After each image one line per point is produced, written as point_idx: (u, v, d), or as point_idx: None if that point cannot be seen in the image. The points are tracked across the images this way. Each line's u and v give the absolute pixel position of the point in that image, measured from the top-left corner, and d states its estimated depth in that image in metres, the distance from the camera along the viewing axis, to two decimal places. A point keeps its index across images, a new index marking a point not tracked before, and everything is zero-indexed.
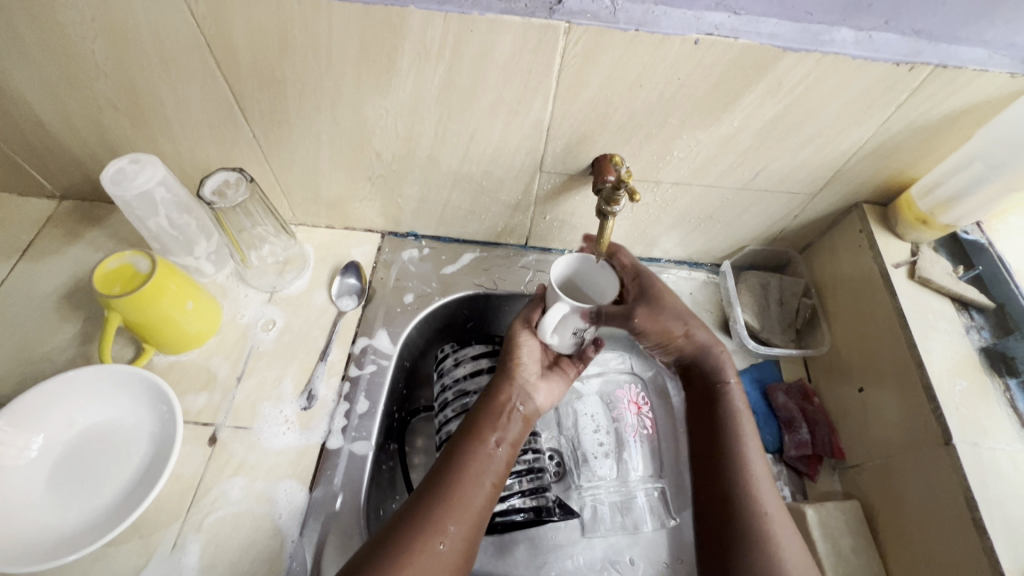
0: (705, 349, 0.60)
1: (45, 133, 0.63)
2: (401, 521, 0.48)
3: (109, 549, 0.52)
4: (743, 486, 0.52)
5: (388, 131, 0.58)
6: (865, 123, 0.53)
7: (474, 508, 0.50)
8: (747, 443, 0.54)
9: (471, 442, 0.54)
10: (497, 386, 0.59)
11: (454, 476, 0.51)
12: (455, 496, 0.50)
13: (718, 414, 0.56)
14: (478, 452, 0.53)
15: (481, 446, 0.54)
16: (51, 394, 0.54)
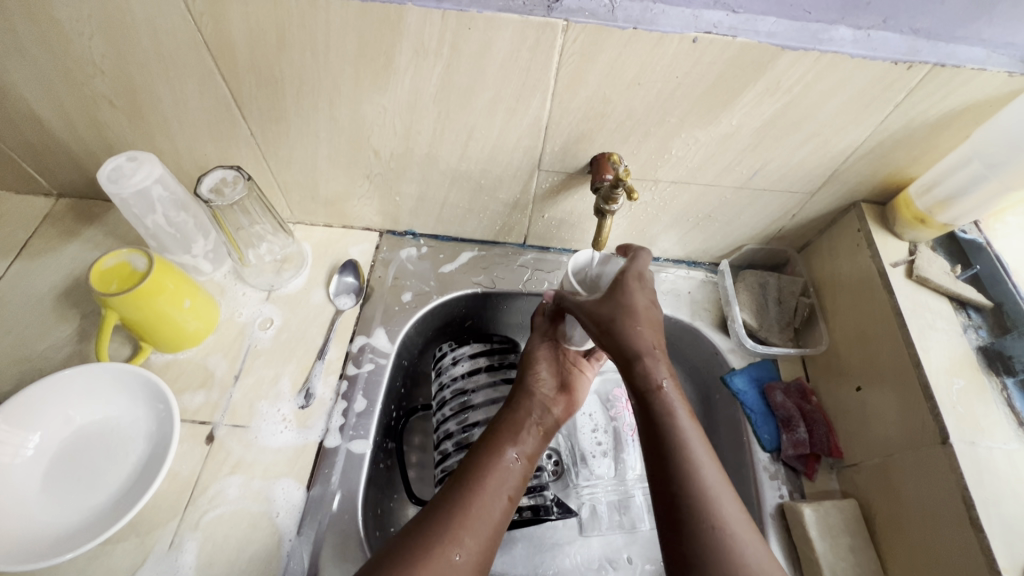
0: (638, 341, 0.51)
1: (41, 130, 0.62)
2: (419, 529, 0.47)
3: (106, 547, 0.52)
4: (695, 505, 0.45)
5: (386, 129, 0.58)
6: (863, 123, 0.53)
7: (487, 521, 0.49)
8: (694, 451, 0.48)
9: (486, 456, 0.54)
10: (518, 402, 0.61)
11: (475, 485, 0.51)
12: (465, 507, 0.49)
13: (657, 422, 0.50)
14: (497, 464, 0.54)
15: (499, 459, 0.54)
16: (48, 392, 0.54)
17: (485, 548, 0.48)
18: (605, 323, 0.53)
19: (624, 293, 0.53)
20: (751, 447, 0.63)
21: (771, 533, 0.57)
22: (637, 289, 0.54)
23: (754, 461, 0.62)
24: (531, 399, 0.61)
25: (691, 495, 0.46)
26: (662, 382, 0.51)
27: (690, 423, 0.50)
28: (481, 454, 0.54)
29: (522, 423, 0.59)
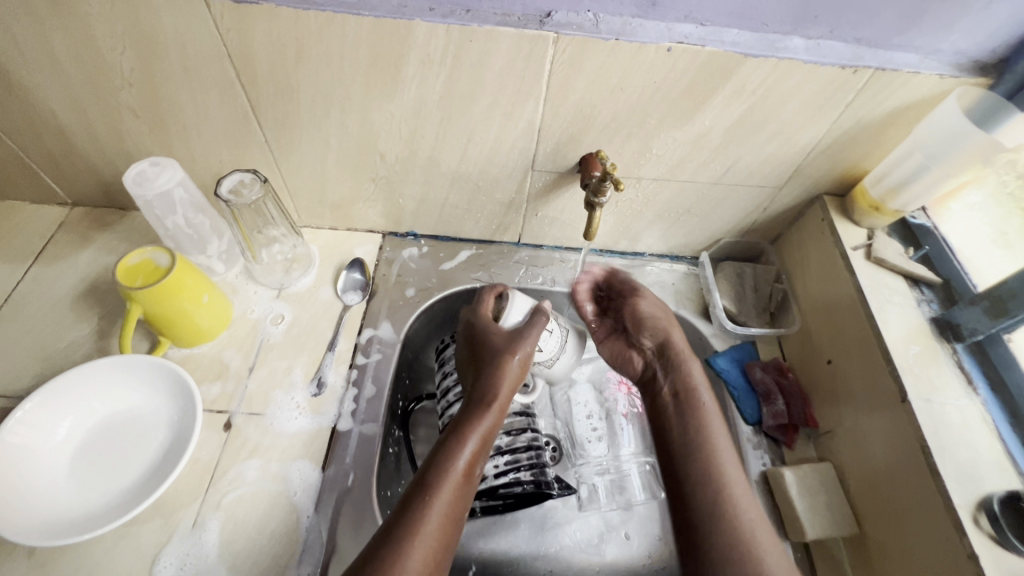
0: (676, 348, 0.62)
1: (63, 140, 0.66)
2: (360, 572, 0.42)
3: (131, 528, 0.54)
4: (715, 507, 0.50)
5: (392, 133, 0.63)
6: (820, 121, 0.60)
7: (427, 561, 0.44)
8: (721, 453, 0.54)
9: (436, 470, 0.49)
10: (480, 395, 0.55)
11: (425, 519, 0.46)
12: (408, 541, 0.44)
13: (686, 415, 0.58)
14: (444, 490, 0.48)
15: (449, 469, 0.49)
16: (64, 386, 0.56)
17: None
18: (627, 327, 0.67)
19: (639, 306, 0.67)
20: (734, 421, 0.68)
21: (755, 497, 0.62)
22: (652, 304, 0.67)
23: (737, 434, 0.67)
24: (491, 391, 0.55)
25: (718, 499, 0.51)
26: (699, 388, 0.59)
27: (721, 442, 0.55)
28: (432, 482, 0.48)
29: (478, 434, 0.52)
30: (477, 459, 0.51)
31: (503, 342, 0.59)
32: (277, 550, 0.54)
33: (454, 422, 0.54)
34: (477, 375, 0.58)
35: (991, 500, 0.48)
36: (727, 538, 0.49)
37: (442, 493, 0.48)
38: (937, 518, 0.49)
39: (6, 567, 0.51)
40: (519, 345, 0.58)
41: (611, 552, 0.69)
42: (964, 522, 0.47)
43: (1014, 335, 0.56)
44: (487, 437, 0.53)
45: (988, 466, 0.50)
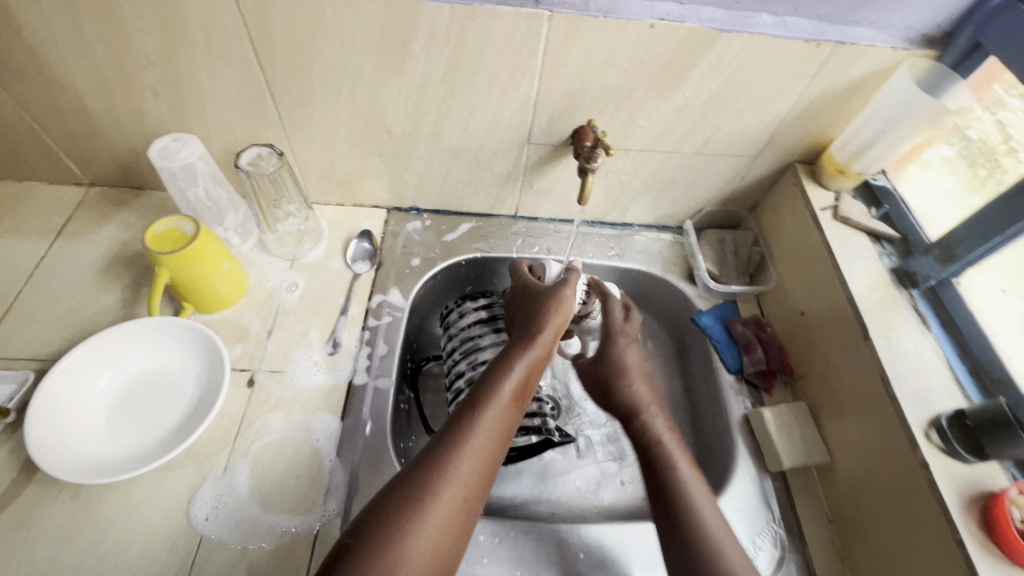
0: (635, 397, 0.65)
1: (86, 121, 0.70)
2: (415, 469, 0.50)
3: (167, 473, 0.59)
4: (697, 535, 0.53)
5: (398, 109, 0.68)
6: (788, 92, 0.66)
7: (469, 479, 0.50)
8: (690, 487, 0.56)
9: (483, 393, 0.55)
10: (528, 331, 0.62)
11: (473, 430, 0.52)
12: (453, 454, 0.51)
13: (654, 462, 0.59)
14: (495, 404, 0.55)
15: (496, 391, 0.55)
16: (101, 342, 0.61)
17: (462, 516, 0.49)
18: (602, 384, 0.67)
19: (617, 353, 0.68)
20: (718, 371, 0.74)
21: (737, 435, 0.68)
22: (630, 348, 0.69)
23: (721, 382, 0.73)
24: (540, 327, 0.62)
25: (694, 526, 0.53)
26: (665, 438, 0.61)
27: (688, 468, 0.58)
28: (481, 400, 0.54)
29: (525, 362, 0.59)
30: (523, 387, 0.58)
31: (545, 291, 0.66)
32: (304, 489, 0.59)
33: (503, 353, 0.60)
34: (524, 318, 0.65)
35: (940, 418, 0.54)
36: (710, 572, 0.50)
37: (489, 409, 0.54)
38: (895, 435, 0.56)
39: (53, 509, 0.56)
40: (558, 292, 0.65)
41: (608, 497, 0.75)
42: (917, 436, 0.54)
43: (962, 280, 0.62)
44: (534, 365, 0.60)
45: (938, 391, 0.57)
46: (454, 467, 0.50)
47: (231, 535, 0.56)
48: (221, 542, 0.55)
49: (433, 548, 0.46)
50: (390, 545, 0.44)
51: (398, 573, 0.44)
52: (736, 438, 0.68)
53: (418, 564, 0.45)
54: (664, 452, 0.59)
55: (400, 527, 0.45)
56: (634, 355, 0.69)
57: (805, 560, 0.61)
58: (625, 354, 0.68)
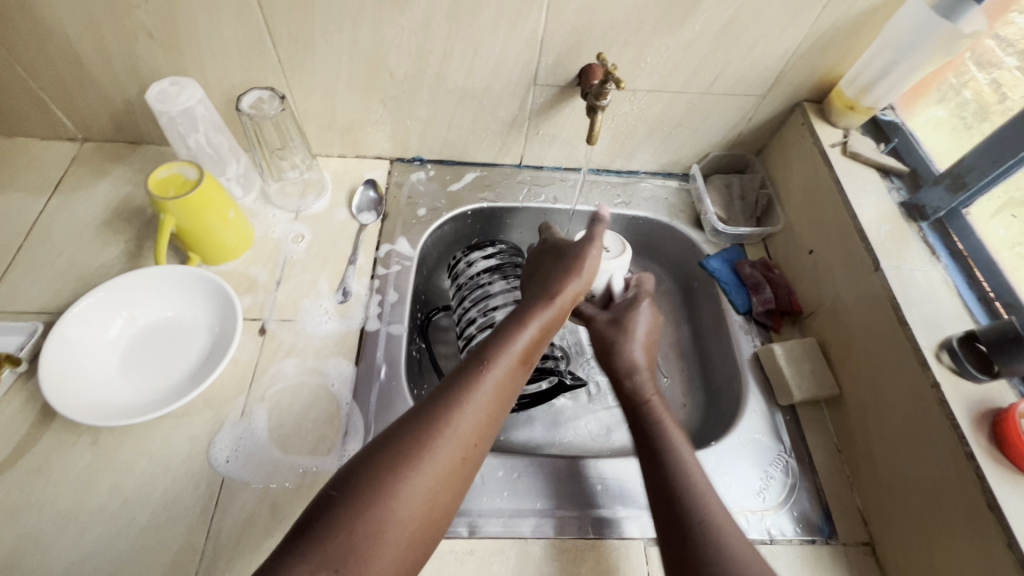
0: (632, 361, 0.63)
1: (77, 69, 0.68)
2: (412, 421, 0.47)
3: (184, 419, 0.59)
4: (694, 511, 0.48)
5: (402, 48, 0.67)
6: (799, 24, 0.65)
7: (470, 438, 0.48)
8: (685, 457, 0.53)
9: (490, 350, 0.54)
10: (542, 293, 0.61)
11: (478, 385, 0.51)
12: (453, 409, 0.49)
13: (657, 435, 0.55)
14: (502, 361, 0.53)
15: (505, 349, 0.54)
16: (110, 290, 0.60)
17: (457, 474, 0.47)
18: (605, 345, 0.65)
19: (628, 321, 0.66)
20: (727, 312, 0.75)
21: (748, 372, 0.69)
22: (639, 319, 0.66)
23: (730, 322, 0.74)
24: (555, 291, 0.61)
25: (681, 478, 0.51)
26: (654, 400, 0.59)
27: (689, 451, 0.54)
28: (490, 356, 0.53)
29: (537, 324, 0.57)
30: (533, 347, 0.57)
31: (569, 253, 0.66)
32: (323, 430, 0.60)
33: (515, 312, 0.59)
34: (540, 280, 0.64)
35: (950, 340, 0.55)
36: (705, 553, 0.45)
37: (498, 365, 0.53)
38: (907, 359, 0.57)
39: (73, 455, 0.55)
40: (583, 257, 0.64)
41: (621, 439, 0.76)
42: (928, 358, 0.55)
43: (971, 209, 0.63)
44: (546, 328, 0.58)
45: (948, 316, 0.58)
46: (457, 423, 0.48)
47: (253, 476, 0.56)
48: (243, 482, 0.56)
49: (423, 505, 0.44)
50: (383, 500, 0.42)
51: (380, 531, 0.42)
52: (747, 375, 0.69)
53: (406, 521, 0.43)
54: (652, 414, 0.57)
55: (391, 481, 0.44)
56: (646, 322, 0.66)
57: (817, 488, 0.62)
58: (638, 319, 0.66)
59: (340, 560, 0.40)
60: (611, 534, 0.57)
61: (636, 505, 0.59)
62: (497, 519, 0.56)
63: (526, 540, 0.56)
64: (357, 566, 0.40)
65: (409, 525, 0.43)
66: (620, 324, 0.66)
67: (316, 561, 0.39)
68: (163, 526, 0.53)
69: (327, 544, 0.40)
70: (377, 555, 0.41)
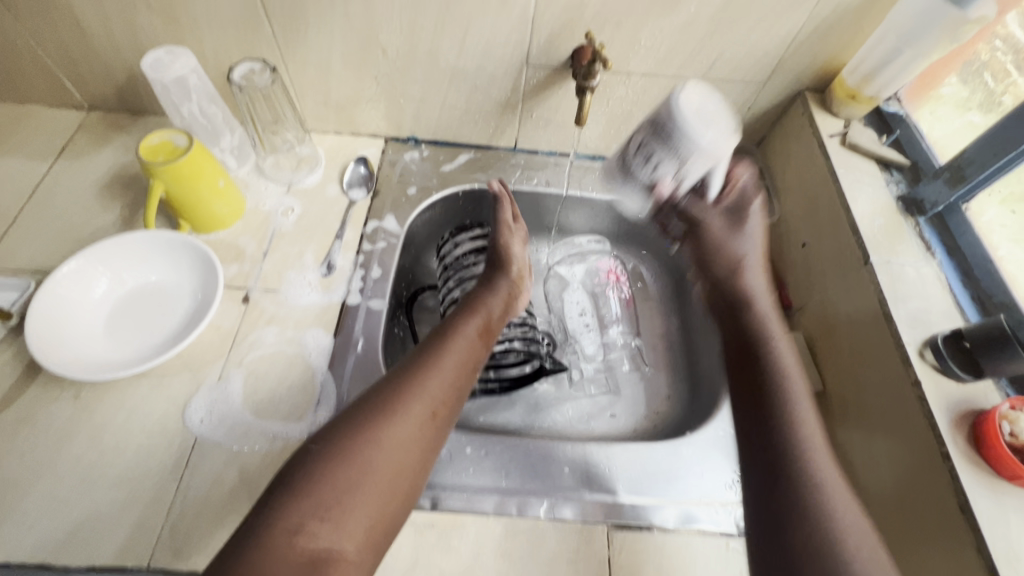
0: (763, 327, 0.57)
1: (80, 37, 0.70)
2: (382, 387, 0.50)
3: (163, 380, 0.60)
4: (813, 496, 0.44)
5: (393, 24, 0.67)
6: (800, 7, 0.63)
7: (438, 397, 0.51)
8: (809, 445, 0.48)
9: (449, 328, 0.58)
10: (490, 283, 0.67)
11: (443, 356, 0.54)
12: (421, 374, 0.51)
13: (775, 407, 0.51)
14: (462, 336, 0.57)
15: (461, 328, 0.58)
16: (99, 250, 0.62)
17: (430, 431, 0.49)
18: (724, 295, 0.61)
19: (738, 231, 0.62)
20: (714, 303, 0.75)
21: None
22: (743, 234, 0.62)
23: (716, 314, 0.74)
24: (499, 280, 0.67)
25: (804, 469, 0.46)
26: (789, 371, 0.54)
27: (811, 424, 0.50)
28: (450, 332, 0.57)
29: (486, 313, 0.62)
30: (487, 326, 0.61)
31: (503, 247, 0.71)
32: (297, 398, 0.61)
33: (467, 300, 0.64)
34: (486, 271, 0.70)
35: (936, 338, 0.53)
36: (818, 532, 0.43)
37: (458, 339, 0.57)
38: (889, 355, 0.55)
39: (55, 408, 0.57)
40: (509, 270, 0.68)
41: (601, 427, 0.75)
42: (911, 355, 0.53)
43: (971, 204, 0.60)
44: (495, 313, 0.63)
45: (937, 313, 0.56)
46: (424, 385, 0.51)
47: (225, 438, 0.57)
48: (215, 443, 0.57)
49: (399, 457, 0.46)
50: (361, 449, 0.44)
51: (360, 480, 0.43)
52: None
53: (384, 470, 0.45)
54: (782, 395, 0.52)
55: (369, 436, 0.45)
56: (759, 222, 0.63)
57: None
58: (750, 223, 0.63)
59: (325, 506, 0.41)
60: (575, 515, 0.56)
61: (602, 488, 0.59)
62: (461, 494, 0.57)
63: (487, 516, 0.55)
64: (340, 510, 0.41)
65: (387, 481, 0.44)
66: (735, 232, 0.62)
67: (305, 508, 0.40)
68: (135, 480, 0.54)
69: (310, 496, 0.41)
70: (357, 501, 0.42)
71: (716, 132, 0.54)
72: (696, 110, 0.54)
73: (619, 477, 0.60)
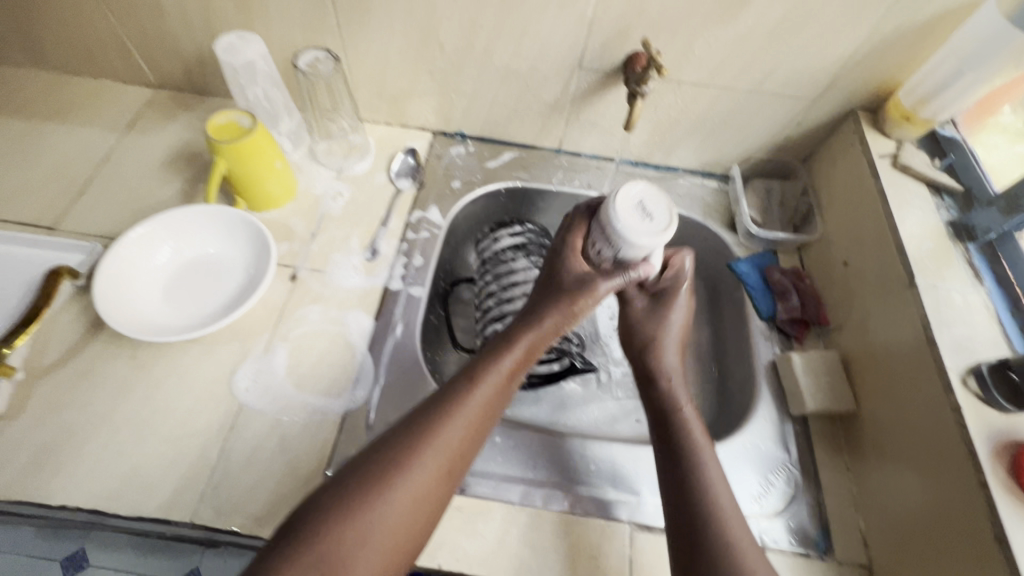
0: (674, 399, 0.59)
1: (157, 17, 0.74)
2: (401, 435, 0.46)
3: (213, 347, 0.63)
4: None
5: (453, 22, 0.69)
6: (860, 25, 0.63)
7: (456, 450, 0.47)
8: (723, 507, 0.50)
9: (480, 366, 0.52)
10: (540, 307, 0.56)
11: (468, 403, 0.49)
12: (442, 423, 0.47)
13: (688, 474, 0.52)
14: (492, 378, 0.51)
15: (495, 366, 0.52)
16: (164, 219, 0.65)
17: (443, 486, 0.46)
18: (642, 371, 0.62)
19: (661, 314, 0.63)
20: (750, 316, 0.74)
21: (762, 380, 0.68)
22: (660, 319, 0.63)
23: (751, 326, 0.73)
24: (554, 303, 0.56)
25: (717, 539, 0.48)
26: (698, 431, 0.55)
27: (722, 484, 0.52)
28: (480, 373, 0.51)
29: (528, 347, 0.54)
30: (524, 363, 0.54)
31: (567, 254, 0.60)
32: (337, 375, 0.63)
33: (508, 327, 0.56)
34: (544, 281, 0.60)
35: (980, 366, 0.52)
36: None
37: (485, 381, 0.51)
38: (930, 380, 0.54)
39: (113, 364, 0.61)
40: (571, 289, 0.57)
41: (625, 431, 0.76)
42: (953, 381, 0.52)
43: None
44: (536, 344, 0.55)
45: (982, 342, 0.55)
46: (444, 436, 0.47)
47: (267, 407, 0.60)
48: (258, 411, 0.59)
49: (406, 517, 0.43)
50: (367, 509, 0.42)
51: (364, 543, 0.41)
52: (762, 382, 0.68)
53: (389, 532, 0.43)
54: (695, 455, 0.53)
55: (377, 495, 0.43)
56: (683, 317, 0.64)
57: (818, 503, 0.60)
58: (672, 314, 0.63)
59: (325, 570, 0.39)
60: (599, 513, 0.57)
61: (626, 488, 0.60)
62: (488, 481, 0.58)
63: (512, 506, 0.57)
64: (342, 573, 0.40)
65: (395, 541, 0.43)
66: (660, 313, 0.63)
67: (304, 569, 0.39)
68: (182, 438, 0.57)
69: (309, 555, 0.40)
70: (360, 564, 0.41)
71: (643, 230, 0.54)
72: (633, 208, 0.54)
73: (643, 479, 0.60)
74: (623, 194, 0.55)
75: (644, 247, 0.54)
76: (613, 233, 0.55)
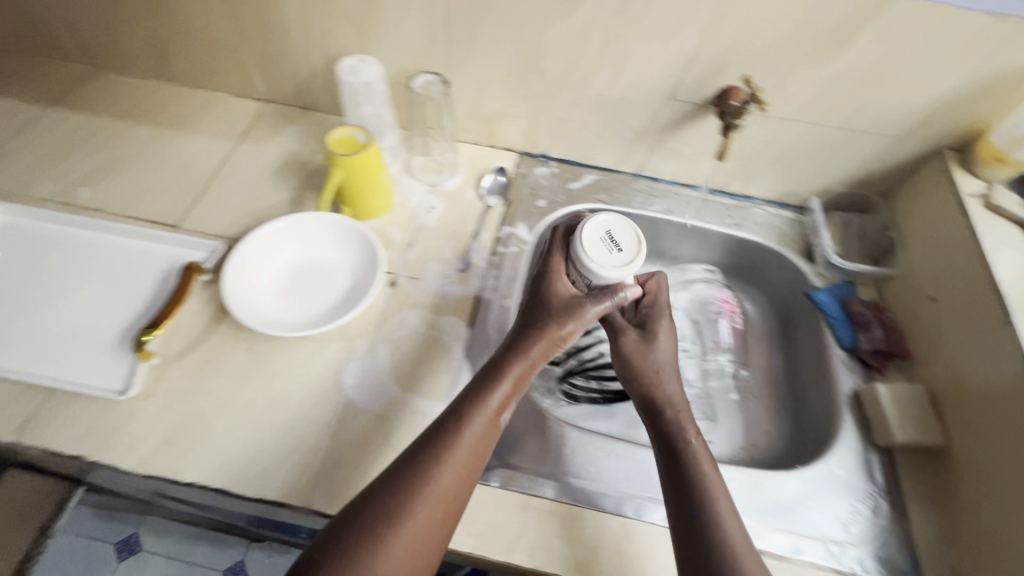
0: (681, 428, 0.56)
1: (281, 39, 0.80)
2: (389, 487, 0.48)
3: (322, 344, 0.67)
4: None
5: (558, 53, 0.74)
6: (955, 69, 0.65)
7: (448, 494, 0.49)
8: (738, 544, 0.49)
9: (467, 409, 0.53)
10: (523, 343, 0.57)
11: (453, 449, 0.50)
12: (427, 473, 0.48)
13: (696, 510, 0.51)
14: (478, 420, 0.52)
15: (480, 406, 0.53)
16: (290, 220, 0.72)
17: (438, 532, 0.48)
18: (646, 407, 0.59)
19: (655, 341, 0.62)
20: (829, 345, 0.75)
21: (846, 410, 0.69)
22: (658, 351, 0.62)
23: (830, 355, 0.74)
24: (537, 340, 0.57)
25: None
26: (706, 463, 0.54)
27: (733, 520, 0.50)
28: (464, 415, 0.52)
29: (514, 383, 0.55)
30: (509, 402, 0.55)
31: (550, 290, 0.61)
32: (435, 378, 0.66)
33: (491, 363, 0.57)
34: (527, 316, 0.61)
35: None
36: None
37: (469, 427, 0.52)
38: None
39: (233, 355, 0.65)
40: (558, 322, 0.58)
41: None
42: None
43: None
44: (522, 379, 0.56)
45: None
46: (432, 483, 0.48)
47: (372, 404, 0.63)
48: (364, 408, 0.63)
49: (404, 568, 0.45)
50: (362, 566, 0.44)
51: None
52: (844, 412, 0.69)
53: None
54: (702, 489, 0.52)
55: (370, 552, 0.44)
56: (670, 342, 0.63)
57: (907, 535, 0.60)
58: (662, 340, 0.63)
59: None
60: None
61: None
62: (582, 489, 0.60)
63: (606, 515, 0.58)
64: None
65: None
66: (650, 343, 0.62)
67: None
68: (297, 428, 0.61)
69: None
70: None
71: (608, 260, 0.59)
72: (599, 240, 0.60)
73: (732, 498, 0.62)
74: (591, 227, 0.61)
75: (612, 278, 0.59)
76: (584, 267, 0.59)
